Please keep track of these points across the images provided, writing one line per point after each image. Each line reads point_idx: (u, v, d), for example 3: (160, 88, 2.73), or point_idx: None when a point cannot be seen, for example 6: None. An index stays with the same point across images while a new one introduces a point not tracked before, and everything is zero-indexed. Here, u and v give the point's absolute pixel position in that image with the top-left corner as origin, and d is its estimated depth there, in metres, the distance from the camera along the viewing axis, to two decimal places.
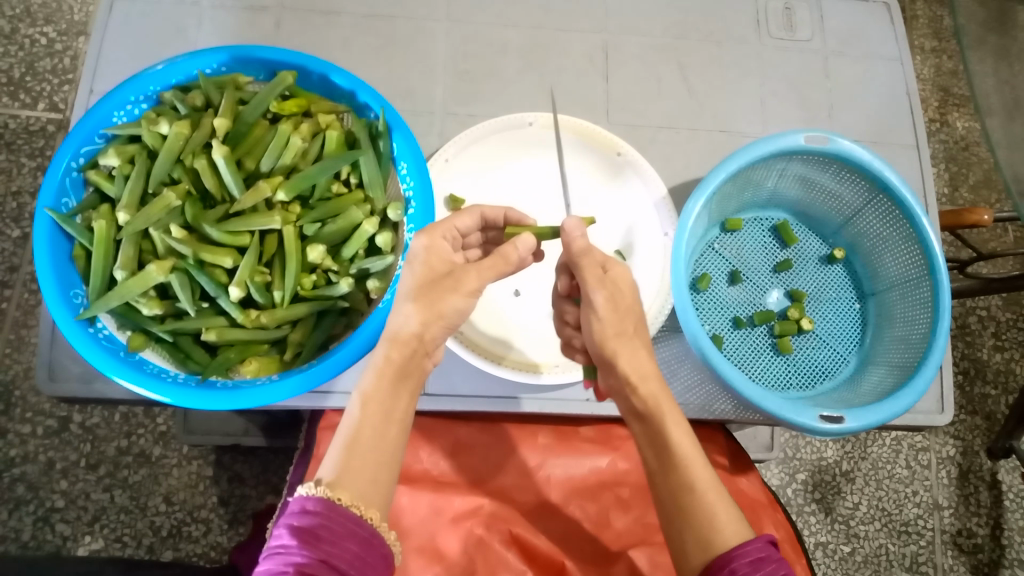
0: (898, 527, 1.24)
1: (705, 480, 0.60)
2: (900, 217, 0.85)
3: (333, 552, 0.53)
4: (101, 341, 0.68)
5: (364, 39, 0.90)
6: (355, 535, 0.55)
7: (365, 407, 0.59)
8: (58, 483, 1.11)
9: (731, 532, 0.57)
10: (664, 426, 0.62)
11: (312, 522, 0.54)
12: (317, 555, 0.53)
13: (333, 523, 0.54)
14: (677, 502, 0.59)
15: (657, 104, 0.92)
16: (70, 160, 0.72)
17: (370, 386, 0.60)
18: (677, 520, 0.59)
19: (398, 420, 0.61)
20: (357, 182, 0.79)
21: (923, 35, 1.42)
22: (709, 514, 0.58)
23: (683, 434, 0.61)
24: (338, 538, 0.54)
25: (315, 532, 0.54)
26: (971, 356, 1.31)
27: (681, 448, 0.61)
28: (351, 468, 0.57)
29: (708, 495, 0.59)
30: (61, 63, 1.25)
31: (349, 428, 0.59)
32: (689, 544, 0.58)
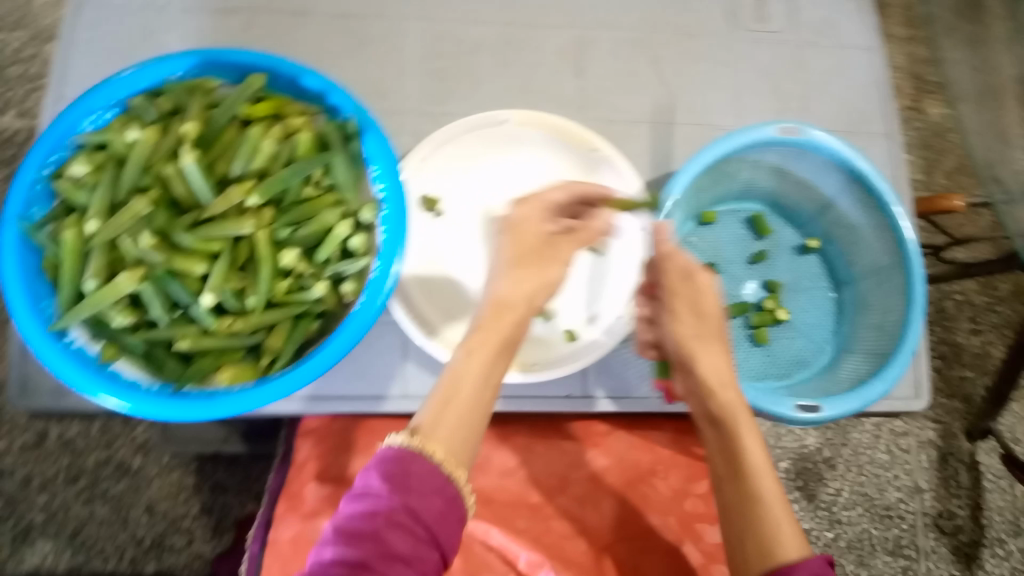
0: (880, 511, 1.25)
1: (772, 490, 0.62)
2: (873, 206, 0.86)
3: (420, 504, 0.52)
4: (72, 354, 0.68)
5: (334, 40, 0.90)
6: (442, 492, 0.53)
7: (468, 359, 0.60)
8: (37, 497, 1.10)
9: (792, 545, 0.58)
10: (740, 436, 0.66)
11: (402, 470, 0.53)
12: (404, 503, 0.51)
13: (420, 476, 0.53)
14: (738, 508, 0.62)
15: (632, 99, 0.92)
16: (37, 170, 0.71)
17: (476, 340, 0.61)
18: (738, 528, 0.61)
19: (493, 385, 0.61)
20: (330, 184, 0.77)
21: (896, 22, 1.43)
22: (771, 523, 0.60)
23: (756, 446, 0.65)
24: (426, 491, 0.53)
25: (405, 480, 0.52)
26: (949, 340, 1.33)
27: (752, 457, 0.64)
28: (448, 423, 0.57)
29: (773, 504, 0.61)
30: (29, 71, 1.23)
31: (445, 386, 0.59)
32: (748, 548, 0.59)
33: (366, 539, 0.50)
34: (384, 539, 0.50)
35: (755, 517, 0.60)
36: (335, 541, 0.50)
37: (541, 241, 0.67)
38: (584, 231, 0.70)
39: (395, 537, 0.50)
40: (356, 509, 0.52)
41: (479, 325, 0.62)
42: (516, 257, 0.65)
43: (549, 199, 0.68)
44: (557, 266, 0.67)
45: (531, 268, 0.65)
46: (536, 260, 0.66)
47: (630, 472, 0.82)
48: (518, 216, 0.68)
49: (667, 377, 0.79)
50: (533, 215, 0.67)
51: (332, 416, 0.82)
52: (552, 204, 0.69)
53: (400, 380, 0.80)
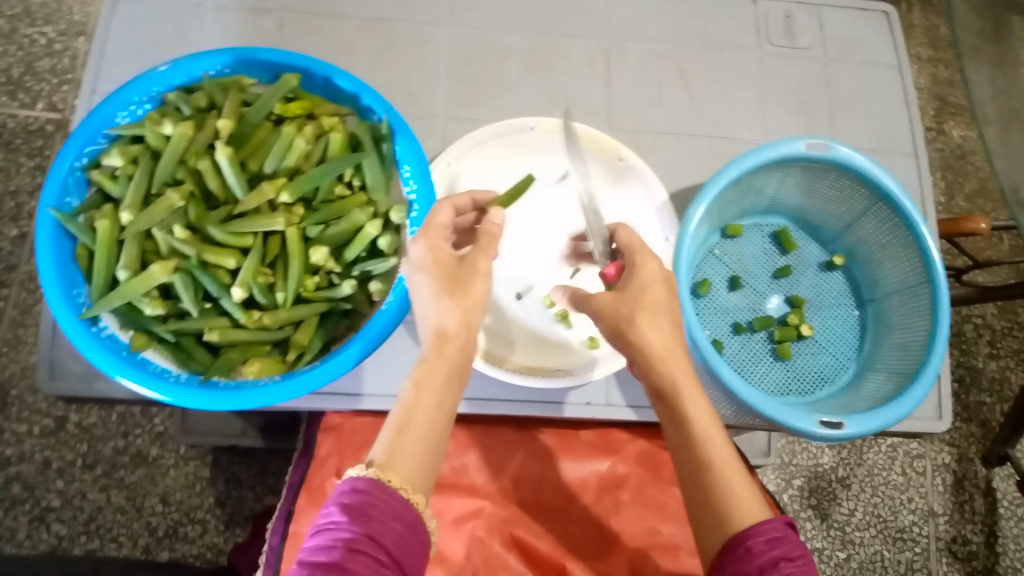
0: (893, 534, 1.24)
1: (724, 457, 0.59)
2: (899, 225, 0.86)
3: (380, 530, 0.52)
4: (103, 341, 0.68)
5: (367, 42, 0.91)
6: (402, 517, 0.53)
7: (417, 391, 0.58)
8: (53, 482, 1.11)
9: (748, 510, 0.56)
10: (683, 406, 0.60)
11: (362, 500, 0.52)
12: (365, 531, 0.51)
13: (379, 503, 0.53)
14: (695, 479, 0.59)
15: (658, 110, 0.93)
16: (73, 160, 0.72)
17: (421, 372, 0.59)
18: (697, 499, 0.58)
19: (448, 408, 0.60)
20: (360, 185, 0.79)
21: (920, 44, 1.43)
22: (726, 490, 0.57)
23: (700, 410, 0.60)
24: (386, 517, 0.52)
25: (365, 509, 0.52)
26: (967, 364, 1.32)
27: (700, 424, 0.60)
28: (405, 452, 0.56)
29: (725, 473, 0.58)
30: (61, 63, 1.25)
31: (399, 414, 0.58)
32: (710, 521, 0.57)
33: (329, 571, 0.49)
34: (347, 568, 0.49)
35: (710, 487, 0.58)
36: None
37: (451, 262, 0.62)
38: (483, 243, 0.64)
39: (358, 565, 0.50)
40: (318, 541, 0.51)
41: (425, 355, 0.60)
42: (437, 286, 0.61)
43: (441, 222, 0.66)
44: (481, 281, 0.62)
45: (453, 296, 0.60)
46: (452, 281, 0.61)
47: (647, 479, 0.82)
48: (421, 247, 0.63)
49: None
50: (434, 239, 0.64)
51: (353, 414, 0.83)
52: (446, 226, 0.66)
53: None
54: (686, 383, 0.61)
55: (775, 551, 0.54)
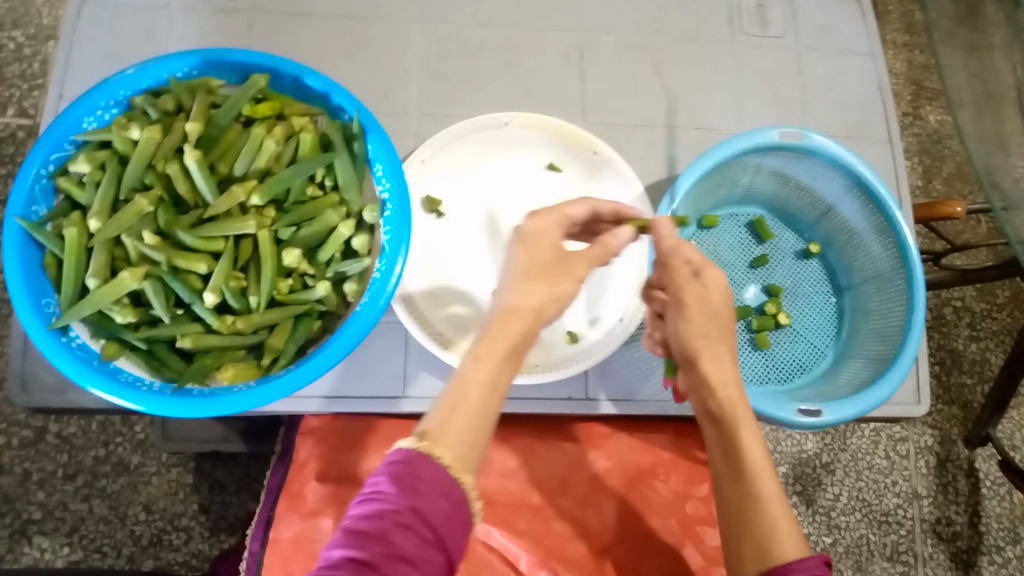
0: (878, 517, 1.25)
1: (772, 492, 0.58)
2: (873, 211, 0.86)
3: (428, 506, 0.49)
4: (73, 351, 0.67)
5: (337, 41, 0.90)
6: (450, 494, 0.50)
7: (476, 365, 0.54)
8: (34, 494, 1.10)
9: (790, 548, 0.55)
10: (739, 435, 0.61)
11: (411, 471, 0.50)
12: (412, 505, 0.48)
13: (427, 480, 0.50)
14: (739, 509, 0.58)
15: (632, 102, 0.92)
16: (39, 168, 0.71)
17: (483, 347, 0.55)
18: (737, 528, 0.58)
19: (504, 389, 0.56)
20: (332, 185, 0.78)
21: (895, 30, 1.43)
22: (770, 525, 0.56)
23: (756, 444, 0.61)
24: (436, 493, 0.49)
25: (414, 481, 0.49)
26: (947, 347, 1.33)
27: (753, 457, 0.60)
28: (455, 428, 0.52)
29: (768, 506, 0.57)
30: (30, 69, 1.23)
31: (453, 388, 0.54)
32: (746, 551, 0.56)
33: (374, 542, 0.47)
34: (393, 543, 0.47)
35: (754, 521, 0.57)
36: (338, 543, 0.47)
37: (557, 250, 0.60)
38: (595, 250, 0.62)
39: (404, 539, 0.47)
40: (363, 509, 0.48)
41: (488, 329, 0.57)
42: (530, 268, 0.59)
43: (568, 212, 0.63)
44: (572, 282, 0.60)
45: (543, 279, 0.58)
46: (548, 272, 0.59)
47: (630, 473, 0.82)
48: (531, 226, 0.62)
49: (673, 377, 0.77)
50: (547, 221, 0.62)
51: (331, 416, 0.82)
52: (570, 218, 0.64)
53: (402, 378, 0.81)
54: (744, 416, 0.62)
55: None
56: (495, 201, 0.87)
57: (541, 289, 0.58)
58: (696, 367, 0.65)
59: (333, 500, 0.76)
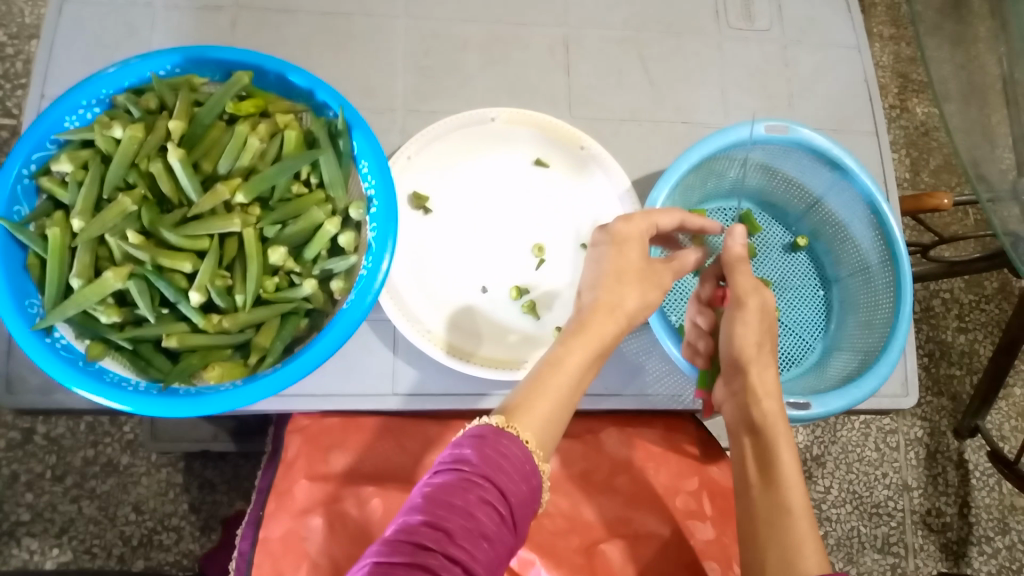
0: (869, 509, 1.26)
1: (801, 504, 0.63)
2: (860, 204, 0.87)
3: (510, 487, 0.53)
4: (58, 351, 0.67)
5: (321, 37, 0.89)
6: (527, 479, 0.55)
7: (568, 352, 0.64)
8: (23, 495, 1.09)
9: (818, 560, 0.59)
10: (776, 447, 0.67)
11: (497, 450, 0.54)
12: (494, 483, 0.52)
13: (510, 460, 0.54)
14: (769, 517, 0.63)
15: (618, 97, 0.92)
16: (21, 168, 0.70)
17: (577, 339, 0.65)
18: (765, 534, 0.63)
19: (582, 384, 0.65)
20: (318, 182, 0.78)
21: (882, 22, 1.44)
22: (799, 536, 0.61)
23: (791, 458, 0.66)
24: (515, 476, 0.54)
25: (497, 459, 0.54)
26: (936, 338, 1.34)
27: (787, 469, 0.65)
28: (539, 411, 0.60)
29: (797, 515, 0.63)
30: (12, 68, 1.22)
31: (542, 369, 0.63)
32: (772, 558, 0.61)
33: (457, 511, 0.50)
34: (474, 515, 0.50)
35: (784, 529, 0.62)
36: (422, 511, 0.50)
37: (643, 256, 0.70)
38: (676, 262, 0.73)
39: (486, 514, 0.51)
40: (447, 480, 0.52)
41: (582, 325, 0.66)
42: (620, 271, 0.69)
43: (658, 220, 0.72)
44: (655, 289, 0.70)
45: (634, 282, 0.69)
46: (639, 277, 0.69)
47: (621, 468, 0.82)
48: (624, 231, 0.70)
49: (706, 390, 0.78)
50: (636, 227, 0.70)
51: (320, 415, 0.82)
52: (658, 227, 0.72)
53: (390, 376, 0.80)
54: (781, 432, 0.68)
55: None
56: (482, 197, 0.86)
57: (634, 292, 0.69)
58: (746, 375, 0.71)
59: (323, 498, 0.76)
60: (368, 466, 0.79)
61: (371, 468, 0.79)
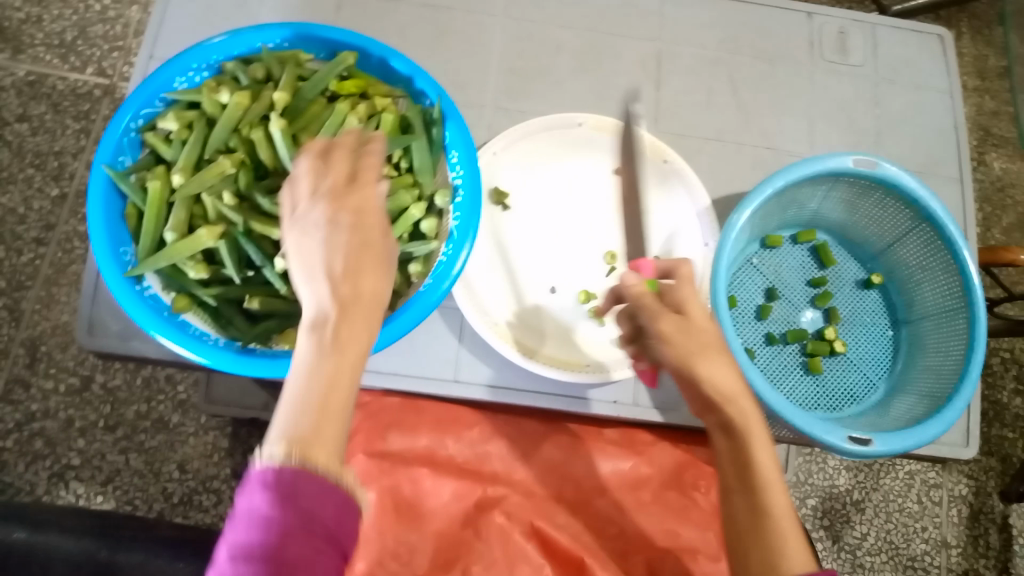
0: (904, 561, 1.23)
1: (782, 507, 0.55)
2: (940, 247, 0.86)
3: (316, 513, 0.43)
4: (146, 299, 0.69)
5: (422, 27, 0.92)
6: (331, 501, 0.44)
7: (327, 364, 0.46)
8: (75, 441, 1.12)
9: (805, 568, 0.52)
10: (750, 443, 0.57)
11: (271, 502, 0.42)
12: (298, 516, 0.43)
13: (302, 491, 0.43)
14: (752, 524, 0.54)
15: (706, 116, 0.93)
16: (130, 120, 0.73)
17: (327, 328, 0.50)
18: (748, 543, 0.54)
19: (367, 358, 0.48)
20: (407, 167, 0.80)
21: (967, 73, 1.42)
22: (779, 540, 0.53)
23: (768, 456, 0.57)
24: (319, 497, 0.44)
25: (291, 489, 0.43)
26: (991, 397, 1.31)
27: (763, 469, 0.56)
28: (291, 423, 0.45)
29: (784, 525, 0.54)
30: (113, 30, 1.27)
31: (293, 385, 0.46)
32: (753, 560, 0.53)
33: None
34: None
35: (761, 531, 0.54)
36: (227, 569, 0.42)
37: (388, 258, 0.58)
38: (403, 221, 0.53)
39: None
40: (250, 527, 0.43)
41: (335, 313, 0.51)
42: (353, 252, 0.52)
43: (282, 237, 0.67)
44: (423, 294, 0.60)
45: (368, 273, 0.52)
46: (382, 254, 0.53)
47: (671, 482, 0.82)
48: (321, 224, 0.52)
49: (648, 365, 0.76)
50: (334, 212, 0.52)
51: (382, 393, 0.82)
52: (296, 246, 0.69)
53: (454, 363, 0.81)
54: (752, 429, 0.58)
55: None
56: (567, 201, 0.87)
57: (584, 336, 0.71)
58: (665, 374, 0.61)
59: (378, 475, 0.78)
60: (424, 449, 0.80)
61: (427, 451, 0.80)
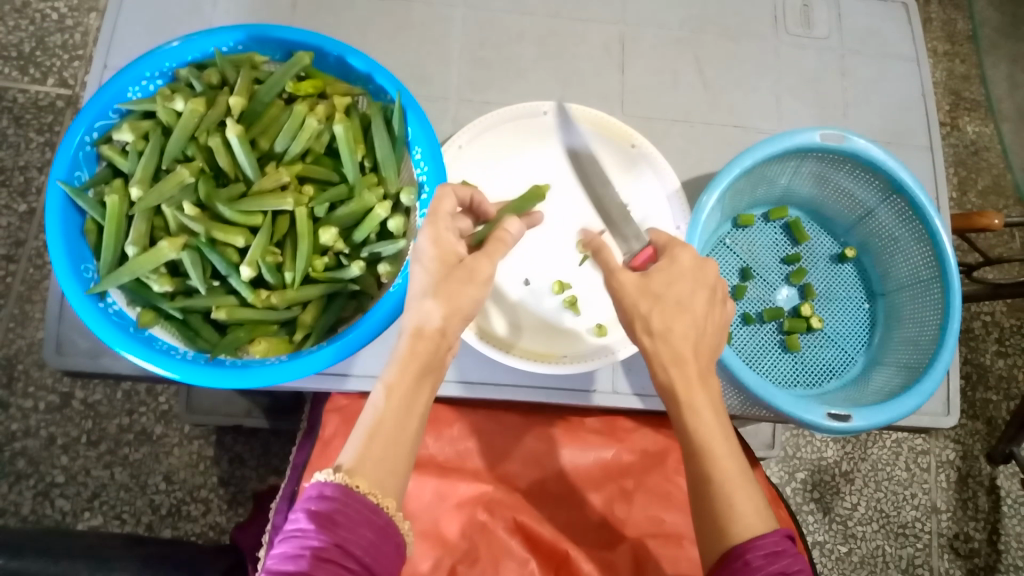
0: (895, 529, 1.24)
1: (730, 471, 0.58)
2: (912, 218, 0.85)
3: (349, 538, 0.52)
4: (110, 316, 0.68)
5: (379, 21, 0.90)
6: (371, 523, 0.53)
7: (389, 397, 0.57)
8: (58, 458, 1.11)
9: (749, 523, 0.55)
10: (688, 409, 0.59)
11: (329, 507, 0.53)
12: (333, 540, 0.52)
13: (347, 509, 0.53)
14: (696, 490, 0.58)
15: (673, 97, 0.92)
16: (84, 135, 0.71)
17: (393, 376, 0.57)
18: (699, 510, 0.58)
19: (420, 408, 0.59)
20: (371, 166, 0.78)
21: (937, 38, 1.41)
22: (728, 503, 0.56)
23: (706, 419, 0.59)
24: (355, 525, 0.53)
25: (331, 517, 0.52)
26: (973, 361, 1.31)
27: (704, 435, 0.58)
28: (371, 454, 0.55)
29: (728, 485, 0.57)
30: (71, 39, 1.24)
31: (371, 414, 0.57)
32: (709, 530, 0.57)
33: None
34: None
35: (711, 500, 0.57)
36: None
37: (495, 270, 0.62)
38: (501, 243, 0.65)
39: None
40: (288, 546, 0.52)
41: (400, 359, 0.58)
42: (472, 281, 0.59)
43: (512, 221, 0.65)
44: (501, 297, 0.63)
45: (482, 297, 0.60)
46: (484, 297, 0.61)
47: (653, 468, 0.83)
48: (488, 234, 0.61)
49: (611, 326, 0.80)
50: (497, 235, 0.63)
51: (360, 396, 0.84)
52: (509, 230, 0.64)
53: None
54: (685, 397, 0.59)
55: (773, 566, 0.53)
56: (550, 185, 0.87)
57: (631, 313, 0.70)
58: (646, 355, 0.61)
59: None
60: None
61: None
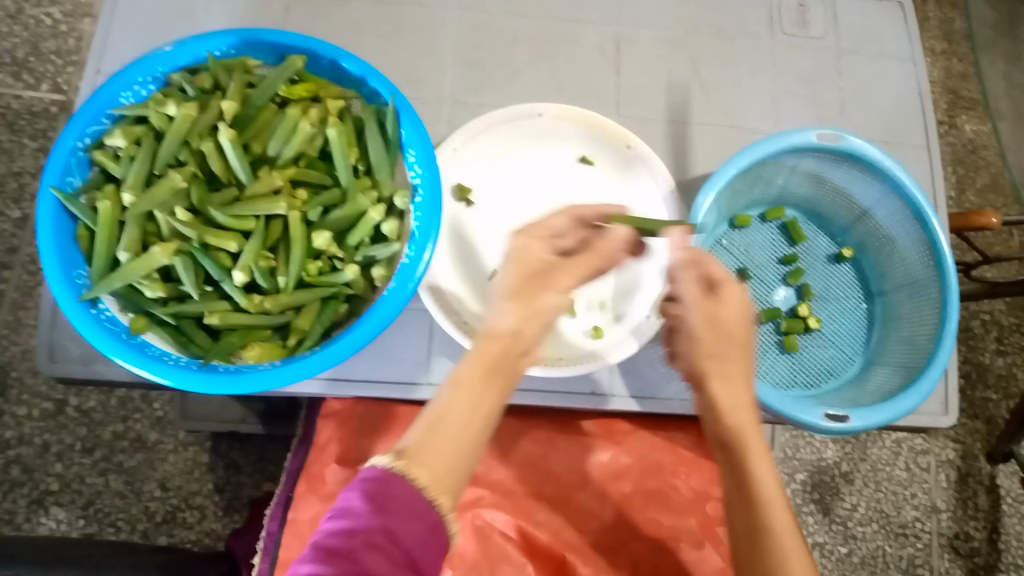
0: (895, 529, 1.24)
1: (784, 525, 0.59)
2: (909, 218, 0.85)
3: (401, 528, 0.49)
4: (103, 322, 0.67)
5: (373, 24, 0.90)
6: (426, 517, 0.50)
7: (454, 392, 0.55)
8: (53, 466, 1.11)
9: None
10: (749, 461, 0.61)
11: (384, 491, 0.50)
12: (385, 526, 0.48)
13: (401, 496, 0.50)
14: (748, 539, 0.59)
15: (668, 97, 0.91)
16: (76, 140, 0.71)
17: (463, 372, 0.56)
18: (747, 557, 0.59)
19: (484, 416, 0.56)
20: (365, 169, 0.77)
21: (934, 37, 1.41)
22: (781, 557, 0.57)
23: (767, 473, 0.61)
24: (408, 515, 0.49)
25: (384, 501, 0.49)
26: (973, 360, 1.31)
27: (764, 487, 0.60)
28: (435, 447, 0.53)
29: (781, 539, 0.58)
30: (65, 44, 1.24)
31: (433, 411, 0.55)
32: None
33: None
34: None
35: (764, 549, 0.58)
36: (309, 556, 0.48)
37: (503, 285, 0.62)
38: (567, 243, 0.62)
39: None
40: (336, 524, 0.49)
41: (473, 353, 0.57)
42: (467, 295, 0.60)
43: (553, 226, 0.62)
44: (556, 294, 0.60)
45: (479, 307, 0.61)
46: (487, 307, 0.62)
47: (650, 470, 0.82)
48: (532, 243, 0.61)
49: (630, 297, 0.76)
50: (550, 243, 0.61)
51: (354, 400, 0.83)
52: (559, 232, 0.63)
53: (425, 366, 0.81)
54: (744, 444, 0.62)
55: None
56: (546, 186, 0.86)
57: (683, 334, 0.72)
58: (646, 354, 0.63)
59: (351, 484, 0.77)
60: None
61: None
